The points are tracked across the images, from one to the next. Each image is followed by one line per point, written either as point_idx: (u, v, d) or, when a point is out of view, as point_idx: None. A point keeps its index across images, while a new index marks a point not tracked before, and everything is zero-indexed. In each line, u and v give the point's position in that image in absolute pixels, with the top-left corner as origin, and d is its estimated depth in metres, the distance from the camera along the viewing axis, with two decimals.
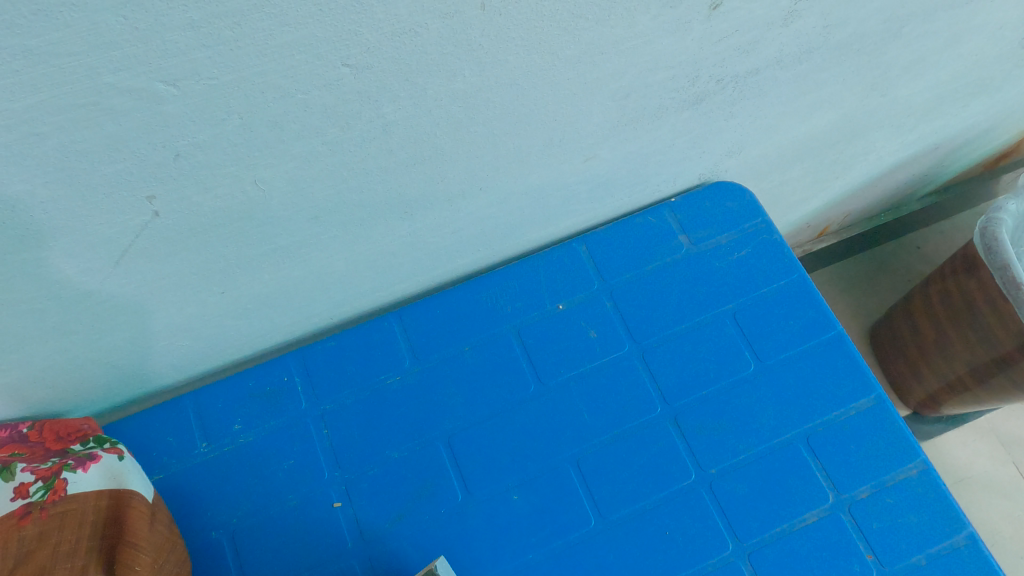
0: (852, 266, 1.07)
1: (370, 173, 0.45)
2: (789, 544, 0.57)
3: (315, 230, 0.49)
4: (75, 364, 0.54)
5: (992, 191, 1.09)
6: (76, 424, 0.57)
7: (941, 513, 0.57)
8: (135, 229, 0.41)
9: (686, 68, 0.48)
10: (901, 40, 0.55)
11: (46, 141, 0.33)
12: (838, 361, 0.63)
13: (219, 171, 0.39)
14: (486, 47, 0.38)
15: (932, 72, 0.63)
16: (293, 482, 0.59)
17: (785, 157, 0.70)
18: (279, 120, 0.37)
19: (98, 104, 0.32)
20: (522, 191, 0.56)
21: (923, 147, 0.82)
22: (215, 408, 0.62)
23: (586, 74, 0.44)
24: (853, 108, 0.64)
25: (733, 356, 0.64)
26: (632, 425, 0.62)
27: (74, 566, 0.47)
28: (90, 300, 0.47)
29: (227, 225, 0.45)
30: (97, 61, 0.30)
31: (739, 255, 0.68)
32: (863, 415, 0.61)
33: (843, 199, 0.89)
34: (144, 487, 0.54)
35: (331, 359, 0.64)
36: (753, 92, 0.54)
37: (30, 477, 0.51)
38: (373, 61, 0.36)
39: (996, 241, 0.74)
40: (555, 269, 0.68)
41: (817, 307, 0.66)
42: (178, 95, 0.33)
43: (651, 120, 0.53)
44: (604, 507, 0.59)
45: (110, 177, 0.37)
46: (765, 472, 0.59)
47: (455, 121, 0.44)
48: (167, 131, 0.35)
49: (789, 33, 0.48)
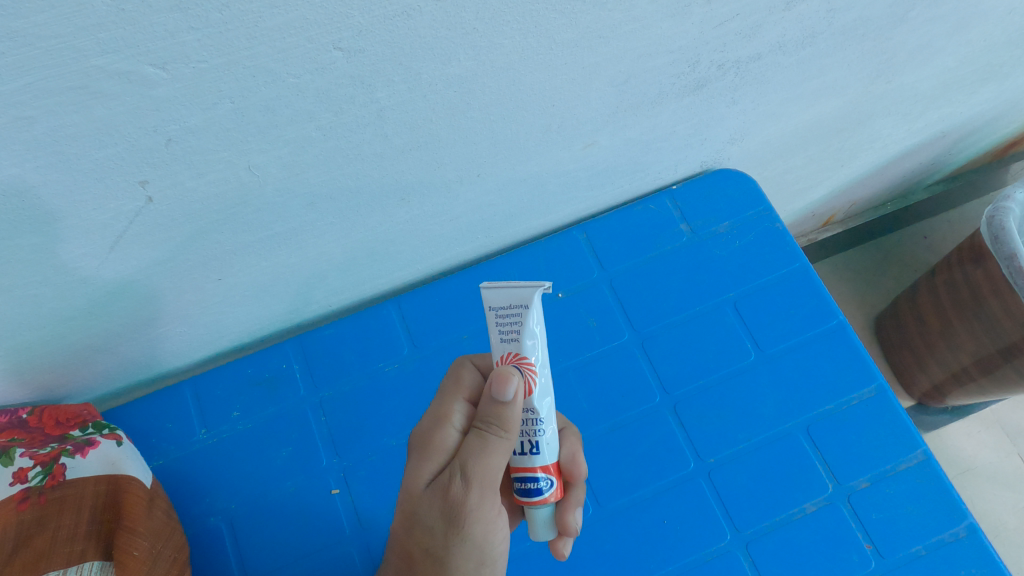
0: (858, 256, 1.06)
1: (365, 159, 0.45)
2: (788, 534, 0.57)
3: (311, 217, 0.49)
4: (73, 350, 0.54)
5: (1000, 180, 1.08)
6: (75, 410, 0.57)
7: (941, 503, 0.57)
8: (129, 215, 0.41)
9: (686, 52, 0.47)
10: (906, 25, 0.54)
11: (36, 125, 0.33)
12: (839, 350, 0.62)
13: (213, 156, 0.39)
14: (481, 30, 0.38)
15: (939, 59, 0.62)
16: (291, 469, 0.59)
17: (789, 144, 0.69)
18: (271, 104, 0.37)
19: (87, 88, 0.31)
20: (520, 179, 0.56)
21: (931, 135, 0.81)
22: (214, 394, 0.62)
23: (584, 59, 0.44)
24: (858, 95, 0.63)
25: (733, 346, 0.64)
26: (632, 413, 0.62)
27: (72, 551, 0.48)
28: (87, 285, 0.47)
29: (222, 212, 0.45)
30: (84, 43, 0.29)
31: (740, 243, 0.67)
32: (864, 405, 0.61)
33: (848, 186, 0.88)
34: (143, 473, 0.54)
35: (330, 346, 0.64)
36: (755, 78, 0.54)
37: (29, 462, 0.51)
38: (365, 44, 0.35)
39: (1004, 231, 0.72)
40: (555, 257, 0.68)
41: (819, 296, 0.65)
42: (168, 78, 0.33)
43: (651, 106, 0.52)
44: (603, 495, 0.59)
45: (102, 162, 0.36)
46: (765, 461, 0.59)
47: (451, 107, 0.43)
48: (158, 114, 0.35)
49: (791, 17, 0.47)
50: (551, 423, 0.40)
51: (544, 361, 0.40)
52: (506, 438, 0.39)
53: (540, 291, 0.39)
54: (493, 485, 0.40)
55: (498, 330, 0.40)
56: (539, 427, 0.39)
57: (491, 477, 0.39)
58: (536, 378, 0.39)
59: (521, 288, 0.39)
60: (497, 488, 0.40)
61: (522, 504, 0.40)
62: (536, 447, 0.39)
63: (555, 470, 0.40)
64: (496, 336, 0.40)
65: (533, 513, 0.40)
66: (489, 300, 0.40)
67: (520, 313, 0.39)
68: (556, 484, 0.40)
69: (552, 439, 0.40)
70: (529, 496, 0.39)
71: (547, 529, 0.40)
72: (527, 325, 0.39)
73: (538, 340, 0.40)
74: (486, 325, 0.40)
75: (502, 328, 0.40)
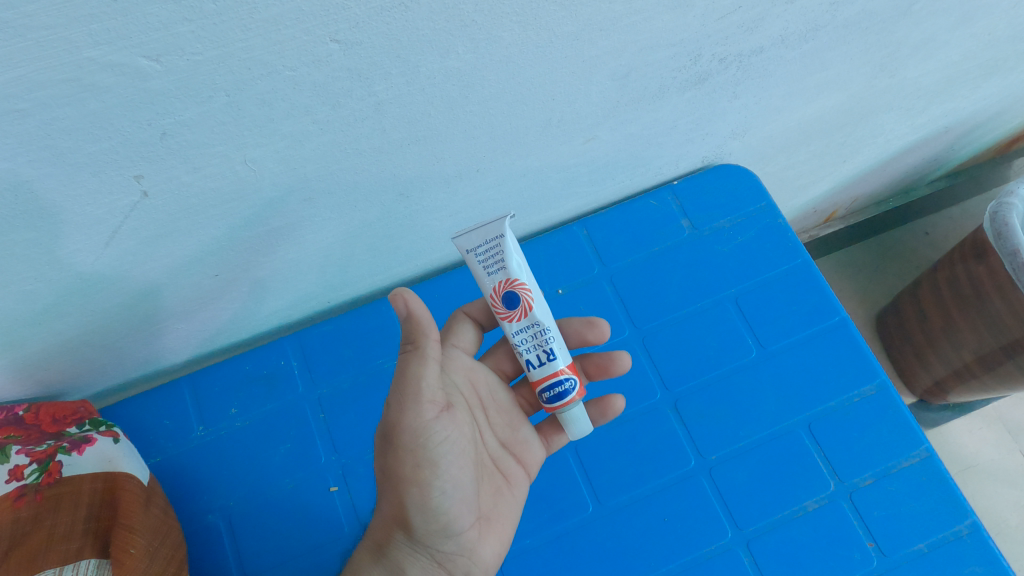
0: (860, 252, 1.06)
1: (363, 154, 0.45)
2: (789, 531, 0.56)
3: (308, 212, 0.49)
4: (69, 346, 0.54)
5: (1004, 176, 1.07)
6: (72, 407, 0.56)
7: (944, 502, 0.56)
8: (124, 210, 0.41)
9: (687, 46, 0.47)
10: (910, 18, 0.53)
11: (28, 119, 0.32)
12: (842, 347, 0.62)
13: (208, 151, 0.39)
14: (480, 22, 0.37)
15: (943, 53, 0.61)
16: (290, 466, 0.59)
17: (791, 140, 0.68)
18: (267, 98, 0.37)
19: (80, 80, 0.31)
20: (520, 173, 0.55)
21: (934, 130, 0.80)
22: (212, 391, 0.62)
23: (584, 52, 0.43)
24: (861, 89, 0.62)
25: (735, 342, 0.63)
26: (632, 410, 0.61)
27: (69, 548, 0.48)
28: (83, 281, 0.46)
29: (219, 207, 0.44)
30: (76, 35, 0.29)
31: (742, 239, 0.67)
32: (867, 402, 0.60)
33: (850, 182, 0.88)
34: (140, 469, 0.54)
35: (328, 343, 0.64)
36: (757, 72, 0.53)
37: (24, 460, 0.51)
38: (362, 37, 0.35)
39: (1007, 226, 0.72)
40: (556, 252, 0.67)
41: (821, 292, 0.64)
42: (163, 71, 0.32)
43: (652, 100, 0.52)
44: (603, 493, 0.58)
45: (96, 156, 0.36)
46: (766, 458, 0.59)
47: (450, 100, 0.43)
48: (153, 108, 0.34)
49: (794, 10, 0.47)
50: (553, 328, 0.45)
51: (530, 278, 0.45)
52: (410, 350, 0.41)
53: (509, 220, 0.44)
54: (415, 394, 0.41)
55: (481, 266, 0.45)
56: (548, 335, 0.44)
57: (408, 386, 0.41)
58: (530, 294, 0.45)
59: (489, 224, 0.45)
60: (420, 398, 0.41)
61: (554, 410, 0.45)
62: (551, 355, 0.44)
63: (573, 371, 0.45)
64: (483, 273, 0.45)
65: (566, 414, 0.45)
66: (465, 245, 0.45)
67: (499, 244, 0.45)
68: (578, 380, 0.45)
69: (560, 344, 0.45)
70: (563, 398, 0.44)
71: (582, 421, 0.46)
72: (506, 252, 0.44)
73: (518, 262, 0.45)
74: (470, 269, 0.45)
75: (487, 264, 0.45)
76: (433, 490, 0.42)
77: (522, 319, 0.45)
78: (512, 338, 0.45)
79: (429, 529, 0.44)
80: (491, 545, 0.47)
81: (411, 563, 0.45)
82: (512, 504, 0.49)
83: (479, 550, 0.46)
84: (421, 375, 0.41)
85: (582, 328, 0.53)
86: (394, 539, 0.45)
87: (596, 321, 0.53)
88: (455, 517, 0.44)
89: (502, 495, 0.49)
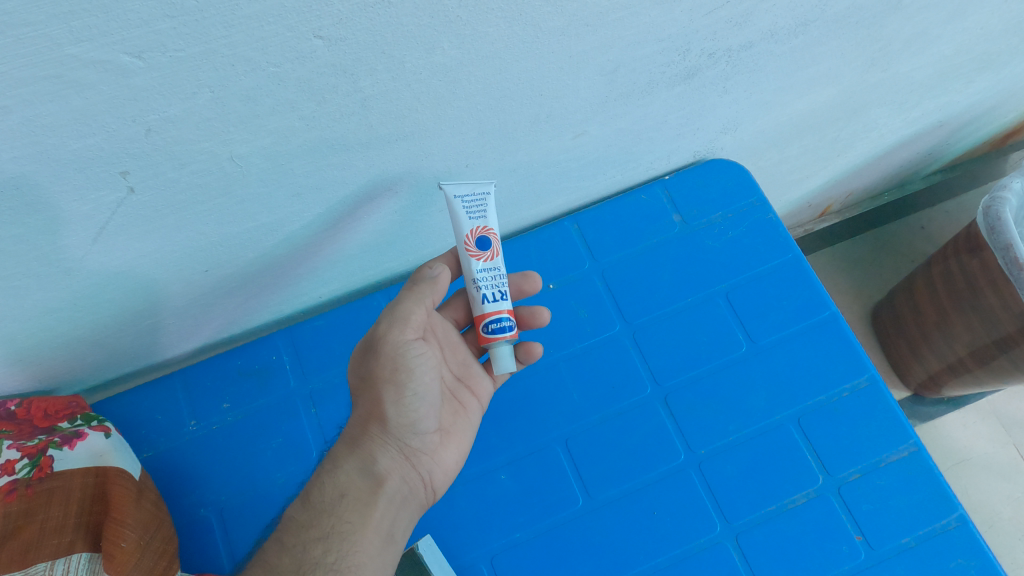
0: (855, 246, 1.06)
1: (351, 149, 0.45)
2: (778, 525, 0.57)
3: (297, 208, 0.49)
4: (60, 342, 0.54)
5: (999, 170, 1.07)
6: (64, 403, 0.57)
7: (932, 496, 0.57)
8: (111, 206, 0.41)
9: (675, 41, 0.47)
10: (901, 13, 0.53)
11: (11, 115, 0.32)
12: (832, 342, 0.62)
13: (195, 147, 0.39)
14: (464, 18, 0.37)
15: (935, 47, 0.61)
16: (281, 460, 0.59)
17: (782, 135, 0.68)
18: (252, 94, 0.37)
19: (62, 77, 0.31)
20: (510, 168, 0.55)
21: (927, 125, 0.80)
22: (204, 386, 0.62)
23: (572, 47, 0.43)
24: (852, 84, 0.62)
25: (724, 337, 0.63)
26: (622, 405, 0.62)
27: (61, 542, 0.49)
28: (71, 276, 0.47)
29: (206, 203, 0.44)
30: (56, 31, 0.29)
31: (733, 234, 0.67)
32: (856, 395, 0.60)
33: (844, 177, 0.88)
34: (131, 464, 0.54)
35: (319, 338, 0.64)
36: (747, 67, 0.53)
37: (15, 454, 0.51)
38: (346, 33, 0.35)
39: (1000, 221, 0.72)
40: (546, 247, 0.68)
41: (811, 287, 0.65)
42: (146, 67, 0.32)
43: (641, 95, 0.52)
44: (593, 486, 0.59)
45: (80, 152, 0.36)
46: (755, 453, 0.59)
47: (437, 96, 0.43)
48: (137, 104, 0.34)
49: (783, 5, 0.47)
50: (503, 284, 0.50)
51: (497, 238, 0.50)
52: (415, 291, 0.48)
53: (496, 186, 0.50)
54: (401, 320, 0.48)
55: (464, 211, 0.48)
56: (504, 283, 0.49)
57: (398, 311, 0.48)
58: (499, 246, 0.50)
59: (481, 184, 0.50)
60: (406, 323, 0.48)
61: (489, 344, 0.48)
62: (505, 296, 0.48)
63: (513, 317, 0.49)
64: (465, 218, 0.48)
65: (496, 350, 0.48)
66: (455, 190, 0.48)
67: (483, 201, 0.49)
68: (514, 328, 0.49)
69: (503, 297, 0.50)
70: (503, 333, 0.47)
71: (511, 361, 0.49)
72: (490, 208, 0.49)
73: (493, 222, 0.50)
74: (455, 209, 0.48)
75: (470, 211, 0.49)
76: (406, 394, 0.48)
77: (488, 262, 0.49)
78: (474, 274, 0.48)
79: (400, 422, 0.49)
80: (452, 452, 0.53)
81: (382, 452, 0.49)
82: (472, 420, 0.54)
83: (441, 453, 0.52)
84: (412, 310, 0.48)
85: (518, 279, 0.56)
86: (370, 434, 0.49)
87: (530, 273, 0.57)
88: (424, 417, 0.50)
89: (464, 413, 0.54)
